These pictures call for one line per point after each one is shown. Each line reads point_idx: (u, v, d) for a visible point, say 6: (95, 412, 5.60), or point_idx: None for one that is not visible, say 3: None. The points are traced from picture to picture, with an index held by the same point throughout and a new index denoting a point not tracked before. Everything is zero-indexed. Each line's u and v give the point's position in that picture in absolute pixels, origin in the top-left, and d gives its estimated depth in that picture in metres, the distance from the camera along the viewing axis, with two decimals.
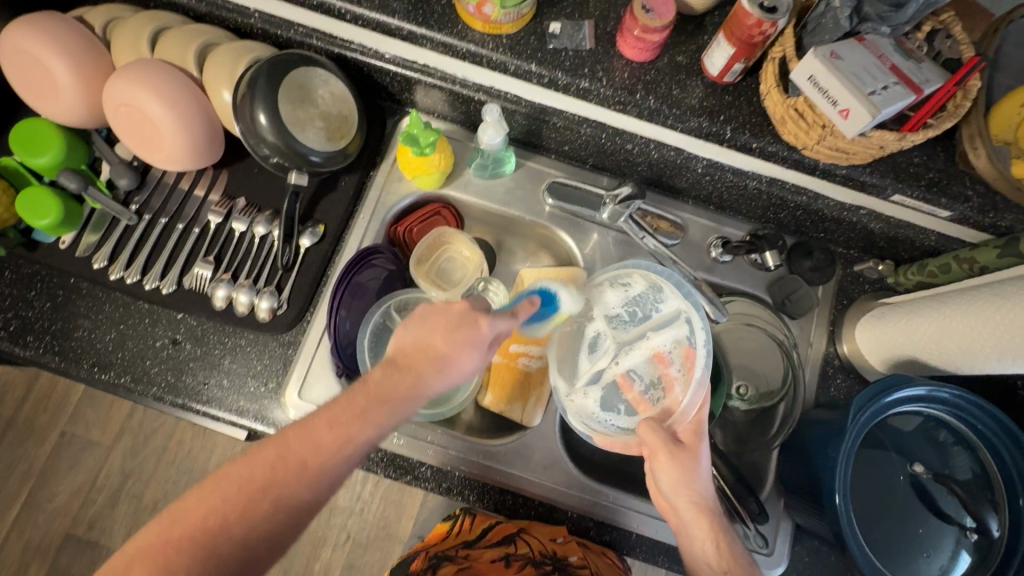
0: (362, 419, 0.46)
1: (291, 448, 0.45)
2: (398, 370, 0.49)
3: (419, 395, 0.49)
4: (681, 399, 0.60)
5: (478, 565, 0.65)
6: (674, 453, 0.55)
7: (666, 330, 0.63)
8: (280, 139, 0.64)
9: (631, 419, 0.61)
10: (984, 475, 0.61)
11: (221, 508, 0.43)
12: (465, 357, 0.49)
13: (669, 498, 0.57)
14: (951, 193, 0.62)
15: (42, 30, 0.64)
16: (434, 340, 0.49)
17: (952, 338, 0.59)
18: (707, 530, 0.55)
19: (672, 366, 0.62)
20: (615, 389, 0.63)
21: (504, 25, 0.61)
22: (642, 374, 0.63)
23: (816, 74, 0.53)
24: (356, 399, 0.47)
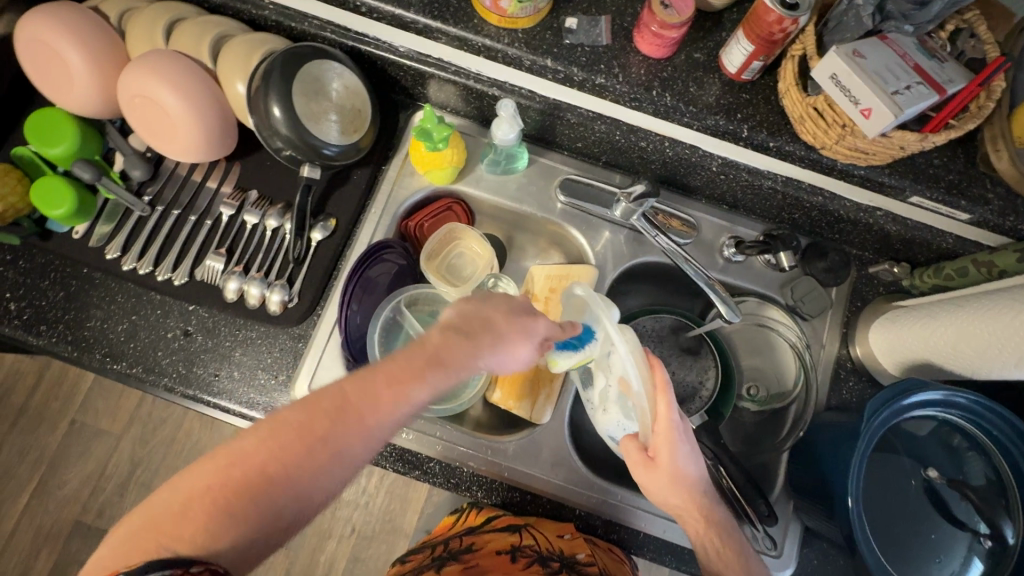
0: (418, 381, 0.47)
1: (347, 399, 0.46)
2: (458, 336, 0.48)
3: (471, 366, 0.48)
4: (650, 400, 0.53)
5: (485, 560, 0.65)
6: (643, 470, 0.54)
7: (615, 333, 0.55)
8: (294, 132, 0.64)
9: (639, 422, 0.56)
10: (998, 481, 0.60)
11: (274, 460, 0.45)
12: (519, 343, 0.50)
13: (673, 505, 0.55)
14: (970, 196, 0.61)
15: (58, 20, 0.64)
16: (494, 317, 0.50)
17: (969, 343, 0.58)
18: (702, 529, 0.54)
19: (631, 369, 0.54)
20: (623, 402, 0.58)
21: (520, 19, 0.60)
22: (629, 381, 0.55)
23: (839, 72, 0.52)
24: (413, 359, 0.47)
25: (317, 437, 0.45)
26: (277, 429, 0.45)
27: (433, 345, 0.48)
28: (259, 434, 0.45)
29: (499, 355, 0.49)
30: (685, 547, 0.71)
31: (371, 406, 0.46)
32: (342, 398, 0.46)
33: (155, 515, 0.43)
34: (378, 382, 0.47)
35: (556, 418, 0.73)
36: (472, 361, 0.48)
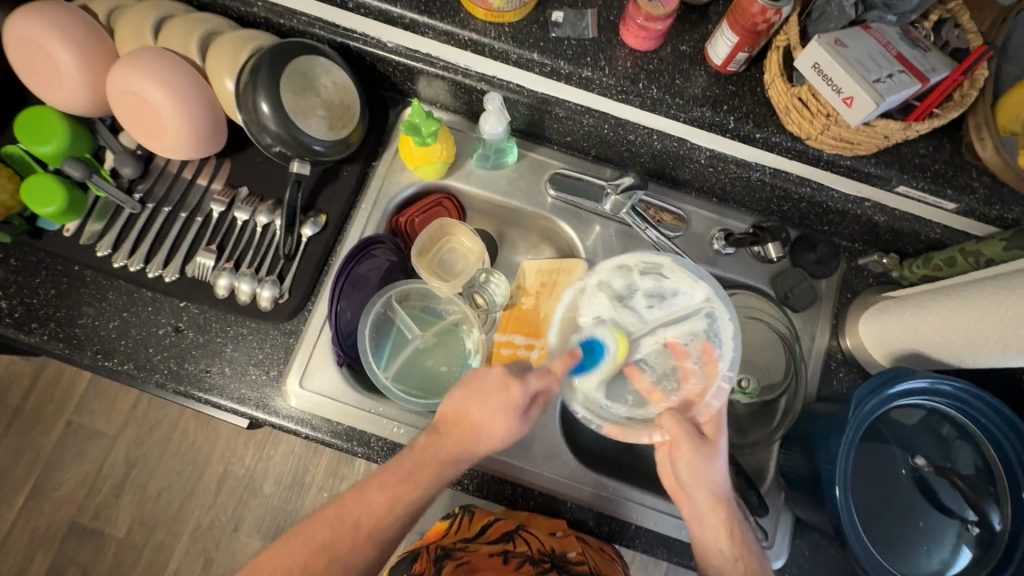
0: (410, 484, 0.55)
1: (348, 509, 0.54)
2: (440, 437, 0.57)
3: (459, 461, 0.57)
4: (696, 384, 0.61)
5: (477, 558, 0.65)
6: (698, 445, 0.56)
7: (682, 323, 0.64)
8: (283, 127, 0.64)
9: (637, 409, 0.61)
10: (986, 469, 0.60)
11: (287, 567, 0.51)
12: (498, 426, 0.56)
13: (688, 487, 0.57)
14: (956, 185, 0.61)
15: (45, 17, 0.64)
16: (470, 409, 0.57)
17: (957, 331, 0.58)
18: (722, 519, 0.55)
19: (688, 358, 0.62)
20: (623, 379, 0.63)
21: (506, 13, 0.60)
22: (653, 365, 0.64)
23: (821, 61, 0.52)
24: (404, 464, 0.56)
25: (325, 546, 0.53)
26: (294, 539, 0.53)
27: (422, 448, 0.57)
28: (323, 522, 0.54)
29: (483, 441, 0.57)
30: (677, 539, 0.71)
31: (368, 508, 0.54)
32: (344, 506, 0.54)
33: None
34: (374, 493, 0.55)
35: (547, 412, 0.73)
36: (462, 453, 0.57)
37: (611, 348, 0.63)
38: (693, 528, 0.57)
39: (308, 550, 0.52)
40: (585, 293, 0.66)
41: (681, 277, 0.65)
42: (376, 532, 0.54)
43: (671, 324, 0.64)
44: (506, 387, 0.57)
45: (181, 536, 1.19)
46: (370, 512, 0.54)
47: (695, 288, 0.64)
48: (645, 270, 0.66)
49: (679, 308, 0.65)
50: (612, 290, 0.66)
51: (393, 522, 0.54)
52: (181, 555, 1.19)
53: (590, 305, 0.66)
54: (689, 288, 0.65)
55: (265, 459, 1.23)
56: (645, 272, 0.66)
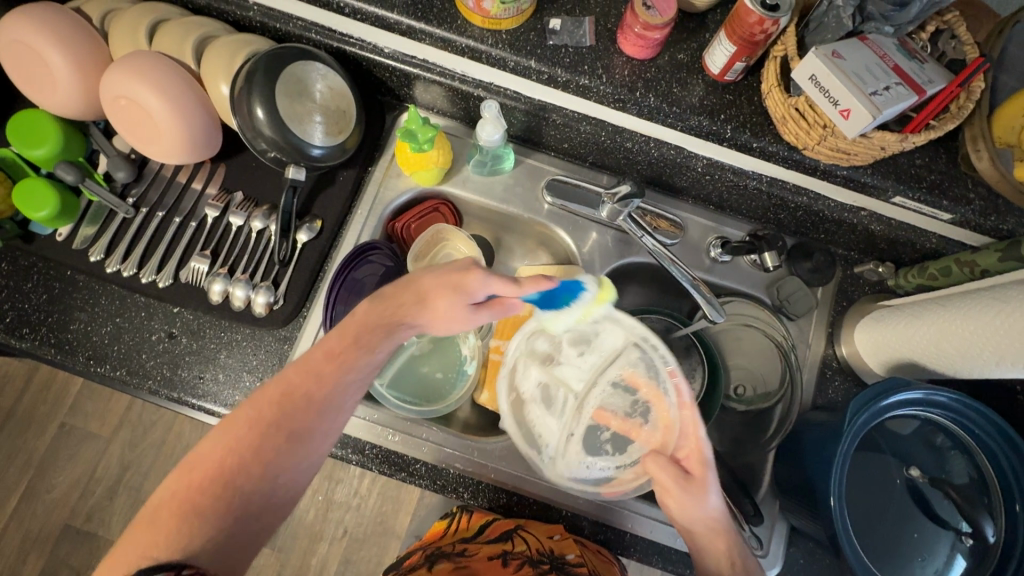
0: (352, 352, 0.53)
1: (274, 395, 0.51)
2: (385, 305, 0.54)
3: (405, 330, 0.55)
4: (659, 410, 0.60)
5: (476, 562, 0.64)
6: (679, 486, 0.52)
7: (620, 355, 0.65)
8: (278, 133, 0.64)
9: (622, 454, 0.63)
10: (980, 480, 0.60)
11: (209, 475, 0.48)
12: (449, 300, 0.54)
13: (684, 528, 0.53)
14: (952, 196, 0.61)
15: (36, 19, 0.63)
16: (424, 283, 0.54)
17: (952, 342, 0.58)
18: (723, 552, 0.51)
19: (642, 384, 0.63)
20: (596, 428, 0.66)
21: (503, 20, 0.60)
22: (616, 403, 0.65)
23: (818, 74, 0.52)
24: (335, 340, 0.53)
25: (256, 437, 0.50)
26: (209, 446, 0.49)
27: (363, 315, 0.54)
28: (239, 424, 0.50)
29: (426, 315, 0.54)
30: (672, 548, 0.71)
31: (316, 386, 0.52)
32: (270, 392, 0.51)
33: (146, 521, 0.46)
34: (319, 366, 0.52)
35: None
36: (404, 322, 0.54)
37: (586, 300, 0.56)
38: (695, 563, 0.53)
39: (239, 445, 0.49)
40: (515, 371, 0.67)
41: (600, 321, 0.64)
42: (330, 400, 0.52)
43: (613, 361, 0.65)
44: (461, 281, 0.53)
45: None
46: (317, 385, 0.52)
47: (613, 329, 0.64)
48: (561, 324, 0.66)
49: (612, 348, 0.65)
50: (536, 356, 0.68)
51: (329, 399, 0.52)
52: None
53: (527, 380, 0.68)
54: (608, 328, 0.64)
55: None
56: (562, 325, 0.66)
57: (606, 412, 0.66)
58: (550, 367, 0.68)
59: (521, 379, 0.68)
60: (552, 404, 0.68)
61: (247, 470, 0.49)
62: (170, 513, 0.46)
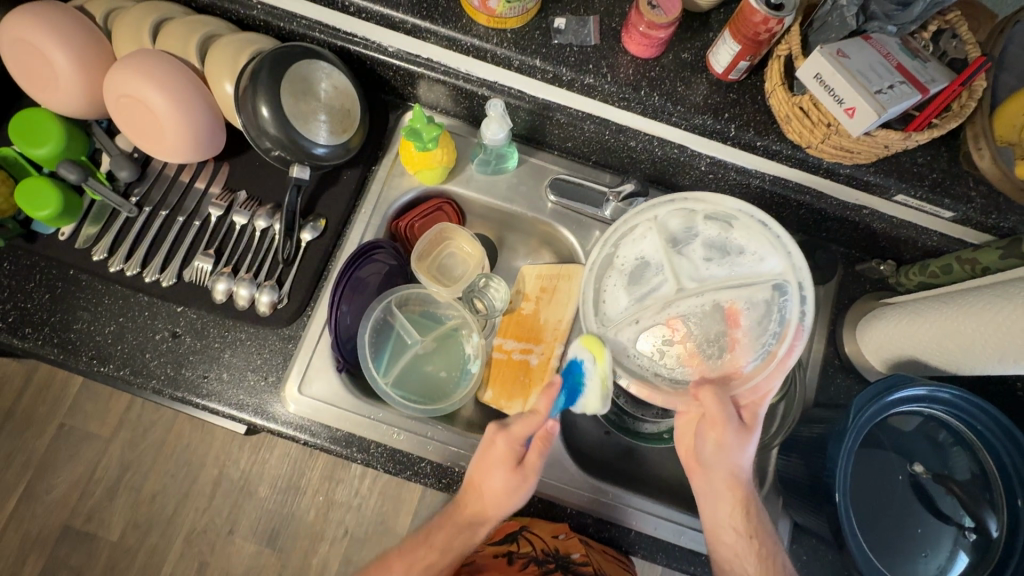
0: (443, 545, 0.60)
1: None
2: (458, 507, 0.61)
3: (486, 519, 0.59)
4: (741, 358, 0.61)
5: (483, 560, 0.69)
6: (732, 428, 0.56)
7: (748, 289, 0.62)
8: (283, 132, 0.64)
9: (674, 366, 0.63)
10: (982, 475, 0.61)
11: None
12: (489, 474, 0.58)
13: (709, 465, 0.57)
14: (954, 194, 0.62)
15: (39, 18, 0.63)
16: (473, 476, 0.59)
17: (954, 339, 0.59)
18: (737, 505, 0.57)
19: (739, 328, 0.62)
20: (664, 332, 0.63)
21: (509, 19, 0.60)
22: (702, 327, 0.63)
23: (823, 72, 0.52)
24: (436, 538, 0.61)
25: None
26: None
27: (443, 537, 0.60)
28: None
29: (490, 504, 0.59)
30: (676, 544, 0.71)
31: (394, 572, 0.60)
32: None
33: None
34: (399, 570, 0.60)
35: None
36: (476, 510, 0.59)
37: (593, 378, 0.62)
38: (705, 503, 0.58)
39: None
40: (635, 232, 0.66)
41: (756, 240, 0.63)
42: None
43: (733, 286, 0.63)
44: (500, 453, 0.58)
45: (175, 540, 1.18)
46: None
47: (766, 255, 0.62)
48: (712, 215, 0.65)
49: (750, 269, 0.63)
50: (667, 232, 0.66)
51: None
52: (175, 559, 1.18)
53: (639, 247, 0.66)
54: (757, 252, 0.63)
55: (260, 462, 1.22)
56: (712, 217, 0.65)
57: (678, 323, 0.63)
58: (671, 249, 0.65)
59: (632, 242, 0.67)
60: (645, 286, 0.65)
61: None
62: None
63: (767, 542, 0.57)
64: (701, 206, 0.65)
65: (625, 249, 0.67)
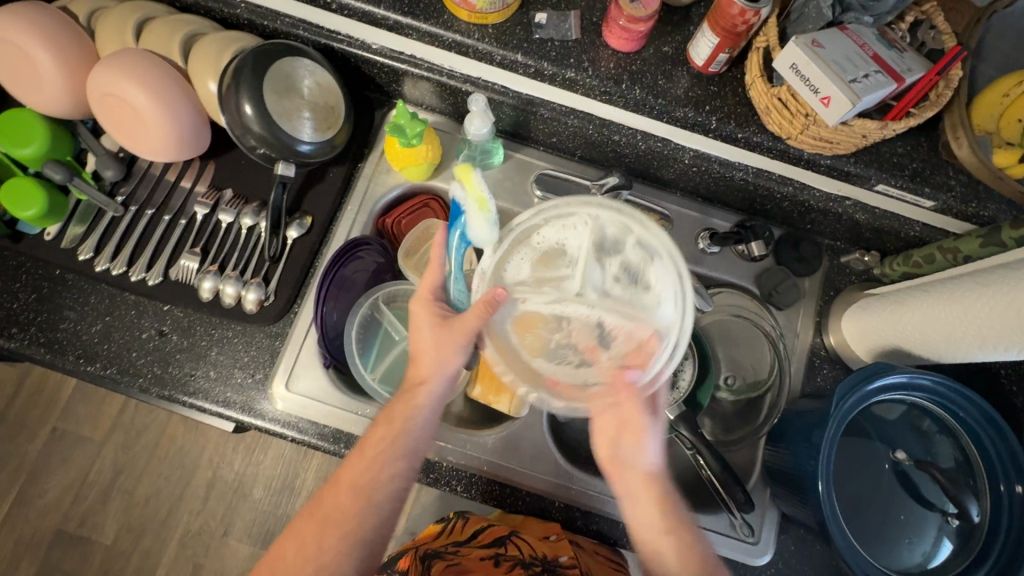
0: (387, 423, 0.57)
1: (329, 491, 0.56)
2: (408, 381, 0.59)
3: (426, 384, 0.58)
4: (594, 374, 0.55)
5: (467, 561, 0.67)
6: (643, 421, 0.55)
7: (632, 321, 0.54)
8: (267, 129, 0.64)
9: (524, 354, 0.56)
10: (965, 462, 0.61)
11: (297, 538, 0.54)
12: (415, 337, 0.59)
13: (625, 463, 0.56)
14: (934, 183, 0.62)
15: (22, 18, 0.63)
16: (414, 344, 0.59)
17: (936, 327, 0.59)
18: (655, 499, 0.55)
19: (604, 353, 0.55)
20: (529, 323, 0.56)
21: (490, 14, 0.61)
22: (571, 336, 0.56)
23: (799, 62, 0.53)
24: (379, 424, 0.58)
25: (323, 512, 0.55)
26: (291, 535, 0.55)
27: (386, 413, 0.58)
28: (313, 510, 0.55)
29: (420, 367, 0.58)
30: None
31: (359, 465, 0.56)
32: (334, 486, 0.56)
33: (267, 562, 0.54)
34: (356, 461, 0.56)
35: (535, 413, 0.73)
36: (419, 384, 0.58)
37: (468, 205, 0.60)
38: (625, 504, 0.56)
39: (313, 516, 0.55)
40: (569, 216, 0.57)
41: (664, 279, 0.54)
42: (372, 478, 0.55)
43: (622, 313, 0.55)
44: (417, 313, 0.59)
45: (168, 543, 1.18)
46: (349, 470, 0.56)
47: (668, 308, 0.54)
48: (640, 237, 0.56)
49: (642, 308, 0.55)
50: (597, 233, 0.57)
51: (381, 467, 0.55)
52: (168, 561, 1.18)
53: (564, 236, 0.57)
54: (660, 291, 0.55)
55: (253, 464, 1.22)
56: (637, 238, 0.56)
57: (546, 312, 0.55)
58: (594, 249, 0.56)
59: (562, 226, 0.58)
60: (549, 270, 0.57)
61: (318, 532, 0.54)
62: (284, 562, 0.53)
63: (686, 539, 0.54)
64: (643, 224, 0.56)
65: (550, 227, 0.58)
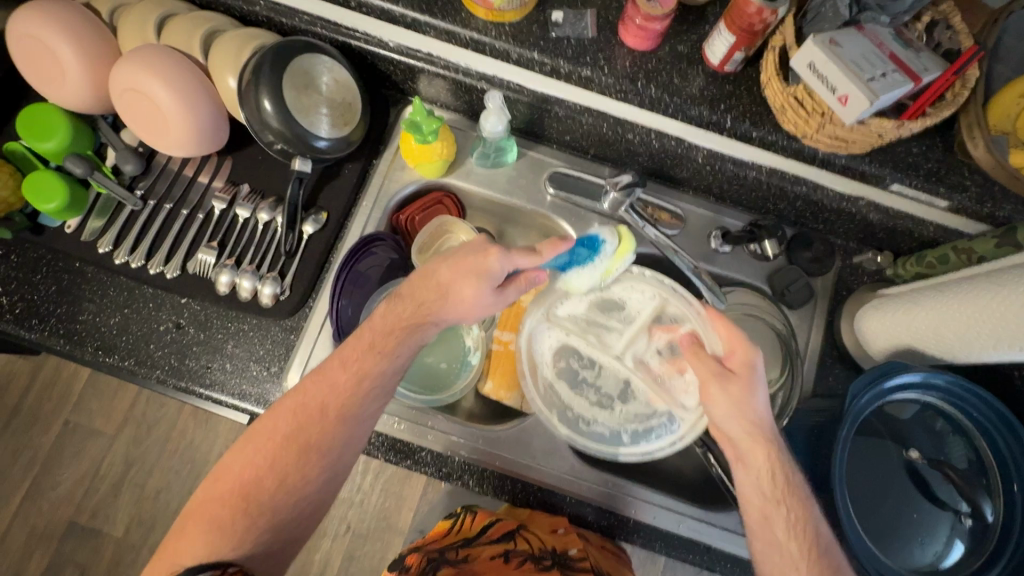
0: (376, 355, 0.57)
1: (300, 427, 0.55)
2: (405, 302, 0.58)
3: (431, 317, 0.58)
4: (616, 398, 0.71)
5: (477, 561, 0.65)
6: (720, 379, 0.55)
7: (653, 396, 0.69)
8: (285, 125, 0.65)
9: (560, 367, 0.72)
10: (978, 462, 0.62)
11: (254, 468, 0.54)
12: (461, 286, 0.57)
13: (723, 426, 0.54)
14: (949, 183, 0.62)
15: (48, 14, 0.64)
16: (448, 281, 0.58)
17: (951, 326, 0.59)
18: (764, 460, 0.52)
19: (628, 395, 0.71)
20: (569, 349, 0.72)
21: (506, 13, 0.62)
22: (603, 377, 0.72)
23: (816, 61, 0.53)
24: (365, 341, 0.58)
25: (291, 439, 0.55)
26: (247, 455, 0.55)
27: (384, 322, 0.58)
28: (274, 435, 0.56)
29: (447, 303, 0.58)
30: (676, 534, 0.72)
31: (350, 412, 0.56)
32: (299, 406, 0.56)
33: (215, 484, 0.54)
34: (336, 376, 0.56)
35: None
36: (429, 317, 0.58)
37: (607, 255, 0.63)
38: (734, 470, 0.54)
39: (276, 447, 0.55)
40: (640, 288, 0.72)
41: (688, 394, 0.67)
42: (343, 416, 0.56)
43: (647, 381, 0.70)
44: (479, 264, 0.57)
45: None
46: (333, 390, 0.56)
47: (681, 417, 0.67)
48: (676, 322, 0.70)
49: (664, 403, 0.69)
50: (660, 309, 0.71)
51: (361, 397, 0.56)
52: None
53: (636, 303, 0.72)
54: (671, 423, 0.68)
55: None
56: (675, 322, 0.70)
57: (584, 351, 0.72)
58: (649, 324, 0.71)
59: (634, 291, 0.72)
60: (607, 322, 0.72)
61: (285, 475, 0.55)
62: (230, 504, 0.53)
63: (799, 508, 0.51)
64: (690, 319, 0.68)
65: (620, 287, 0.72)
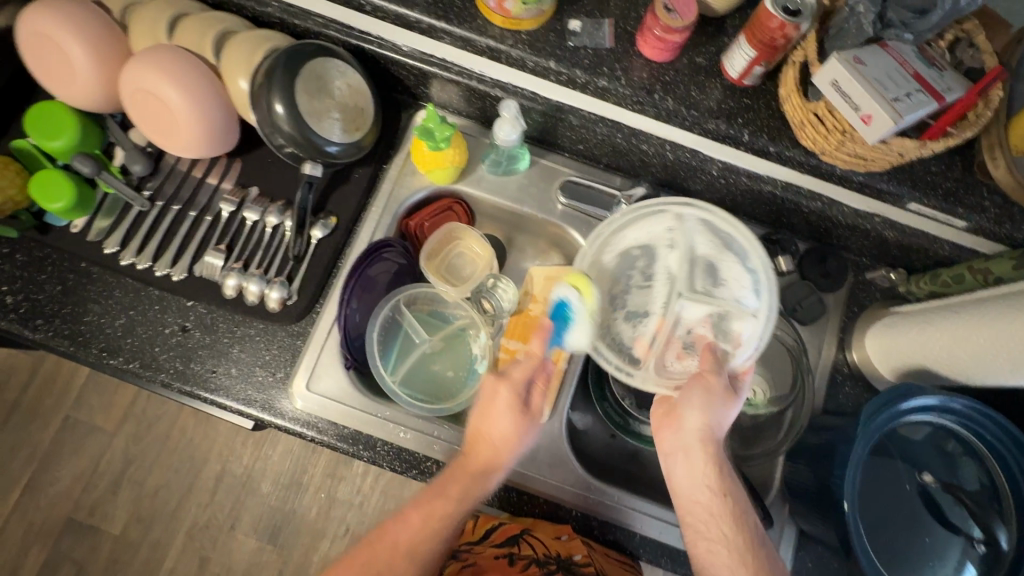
0: (446, 497, 0.57)
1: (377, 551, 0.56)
2: (466, 456, 0.60)
3: (492, 469, 0.59)
4: (640, 323, 0.66)
5: (482, 560, 0.67)
6: (723, 396, 0.56)
7: (641, 347, 0.65)
8: (297, 129, 0.64)
9: (636, 262, 0.68)
10: (990, 487, 0.61)
11: None
12: (495, 421, 0.59)
13: (683, 419, 0.56)
14: (968, 204, 0.62)
15: (59, 11, 0.64)
16: (484, 426, 0.60)
17: (966, 349, 0.58)
18: (708, 460, 0.54)
19: (643, 324, 0.66)
20: (648, 256, 0.67)
21: (524, 21, 0.61)
22: (644, 307, 0.67)
23: (840, 79, 0.52)
24: (441, 490, 0.58)
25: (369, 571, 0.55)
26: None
27: (454, 471, 0.59)
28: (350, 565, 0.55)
29: (501, 452, 0.59)
30: (681, 549, 0.71)
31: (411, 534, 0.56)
32: (377, 541, 0.56)
33: None
34: (417, 521, 0.57)
35: (555, 421, 0.73)
36: (487, 467, 0.59)
37: (579, 313, 0.64)
38: (670, 458, 0.56)
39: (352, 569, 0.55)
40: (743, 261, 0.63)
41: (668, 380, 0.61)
42: (420, 547, 0.56)
43: (656, 332, 0.65)
44: (507, 399, 0.60)
45: (177, 534, 1.18)
46: (409, 530, 0.56)
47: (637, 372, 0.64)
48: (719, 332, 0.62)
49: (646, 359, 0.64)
50: (724, 311, 0.62)
51: (437, 533, 0.56)
52: (176, 553, 1.18)
53: (733, 291, 0.63)
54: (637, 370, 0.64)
55: (263, 458, 1.23)
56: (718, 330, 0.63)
57: (657, 258, 0.67)
58: (711, 314, 0.63)
59: (741, 282, 0.63)
60: (695, 271, 0.65)
61: None
62: None
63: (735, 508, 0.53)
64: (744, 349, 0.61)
65: (732, 255, 0.64)
